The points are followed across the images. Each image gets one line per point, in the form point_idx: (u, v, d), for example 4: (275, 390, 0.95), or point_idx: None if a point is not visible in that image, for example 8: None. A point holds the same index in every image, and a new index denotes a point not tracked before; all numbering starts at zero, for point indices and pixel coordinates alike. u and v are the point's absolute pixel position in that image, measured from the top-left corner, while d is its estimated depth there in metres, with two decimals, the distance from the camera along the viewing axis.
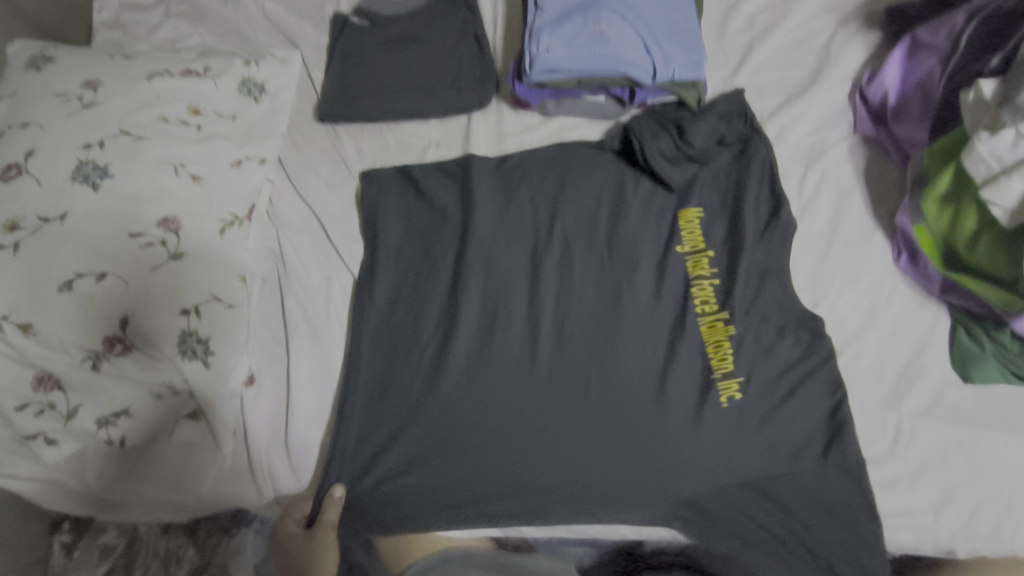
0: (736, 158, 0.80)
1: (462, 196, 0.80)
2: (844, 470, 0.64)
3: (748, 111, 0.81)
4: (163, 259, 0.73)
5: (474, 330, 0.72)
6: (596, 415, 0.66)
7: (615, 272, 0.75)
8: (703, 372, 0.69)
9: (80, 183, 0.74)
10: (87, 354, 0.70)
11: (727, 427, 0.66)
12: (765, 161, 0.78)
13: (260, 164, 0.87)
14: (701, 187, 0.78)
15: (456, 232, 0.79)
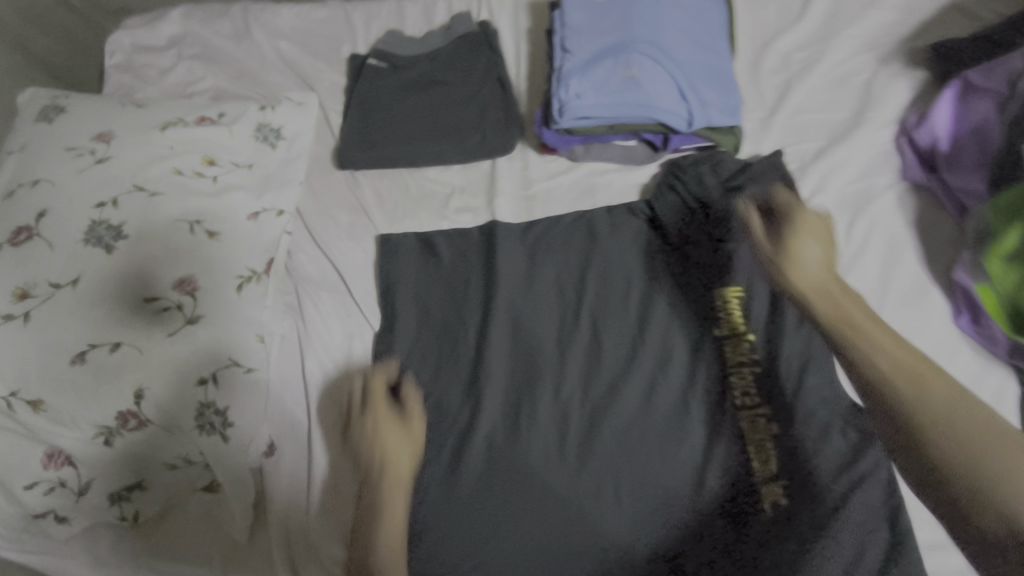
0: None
1: (488, 274, 0.79)
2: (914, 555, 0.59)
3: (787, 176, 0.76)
4: (179, 325, 0.70)
5: (499, 433, 0.71)
6: (627, 518, 0.65)
7: (648, 362, 0.72)
8: (742, 471, 0.66)
9: (93, 246, 0.70)
10: (99, 430, 0.66)
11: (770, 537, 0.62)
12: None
13: (277, 215, 0.83)
14: (739, 261, 0.74)
15: (478, 311, 0.78)
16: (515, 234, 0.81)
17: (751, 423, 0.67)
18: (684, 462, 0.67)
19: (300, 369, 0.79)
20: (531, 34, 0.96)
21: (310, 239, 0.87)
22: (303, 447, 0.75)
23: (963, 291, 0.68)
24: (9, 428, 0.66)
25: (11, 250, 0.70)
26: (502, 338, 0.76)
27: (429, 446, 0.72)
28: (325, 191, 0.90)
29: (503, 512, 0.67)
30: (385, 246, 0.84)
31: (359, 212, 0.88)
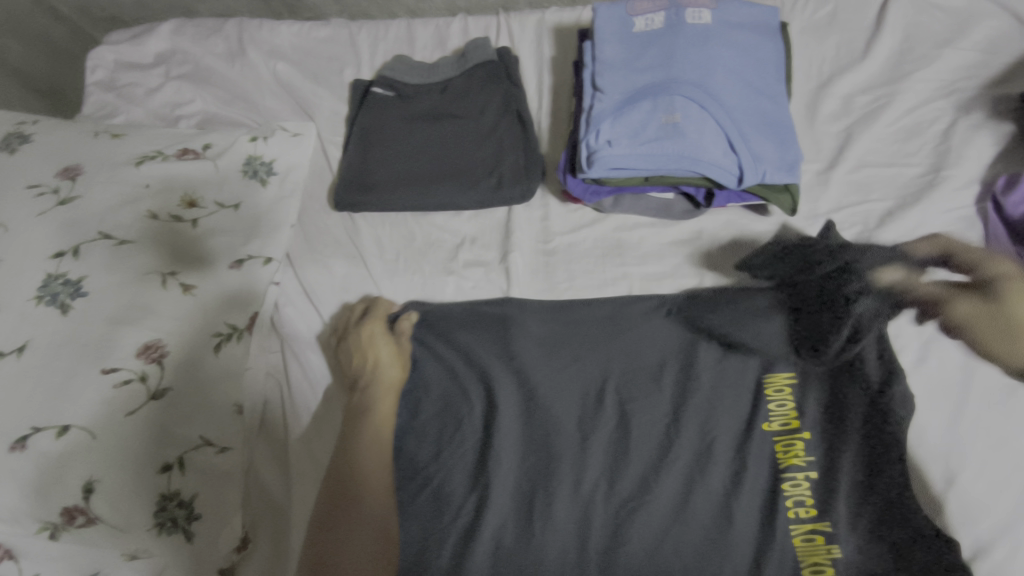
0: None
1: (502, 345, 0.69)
2: None
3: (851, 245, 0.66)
4: (142, 400, 0.60)
5: (510, 538, 0.61)
6: None
7: (684, 461, 0.62)
8: None
9: (47, 305, 0.62)
10: (44, 524, 0.56)
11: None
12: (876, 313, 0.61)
13: (265, 263, 0.73)
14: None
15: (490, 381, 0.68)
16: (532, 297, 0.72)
17: (812, 546, 0.56)
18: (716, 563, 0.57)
19: (284, 444, 0.70)
20: (555, 64, 0.87)
21: (301, 290, 0.77)
22: (282, 538, 0.66)
23: None
24: None
25: None
26: (514, 421, 0.66)
27: (427, 547, 0.62)
28: (320, 235, 0.80)
29: None
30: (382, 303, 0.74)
31: (356, 260, 0.78)
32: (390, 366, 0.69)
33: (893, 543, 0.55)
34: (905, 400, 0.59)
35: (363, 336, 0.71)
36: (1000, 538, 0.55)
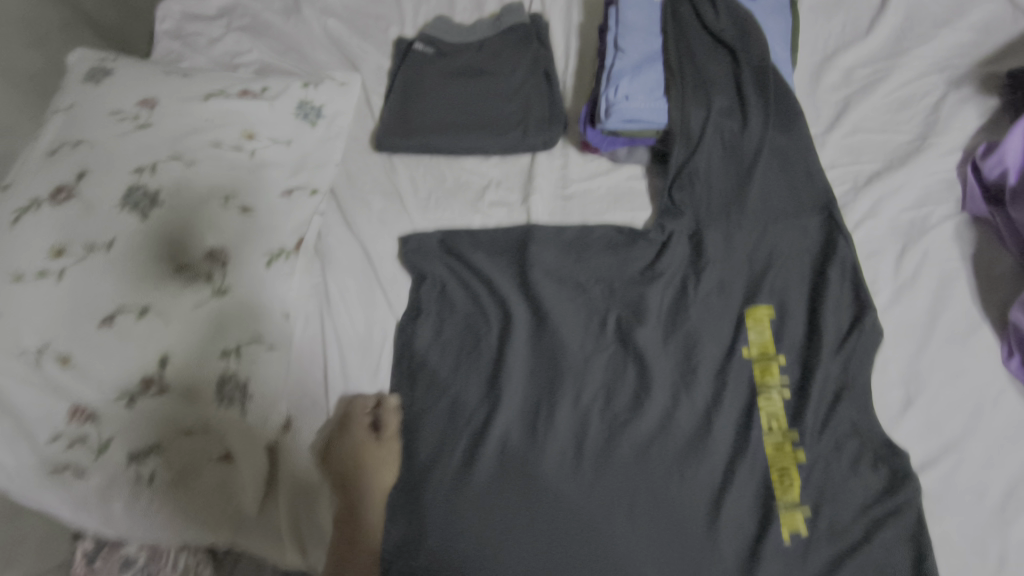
0: (816, 242, 0.72)
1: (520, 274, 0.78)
2: None
3: (833, 202, 0.73)
4: (206, 296, 0.70)
5: (515, 435, 0.70)
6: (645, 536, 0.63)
7: (672, 375, 0.70)
8: (764, 496, 0.64)
9: (129, 210, 0.71)
10: (122, 393, 0.66)
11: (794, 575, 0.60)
12: (847, 259, 0.70)
13: (311, 194, 0.83)
14: (782, 277, 0.71)
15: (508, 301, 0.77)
16: (549, 234, 0.79)
17: (779, 449, 0.65)
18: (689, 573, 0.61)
19: (320, 351, 0.78)
20: (582, 30, 0.94)
21: (341, 220, 0.86)
22: None
23: (1017, 331, 0.65)
24: (34, 385, 0.66)
25: (49, 208, 0.70)
26: (524, 340, 0.75)
27: (446, 439, 0.71)
28: (360, 174, 0.89)
29: (516, 521, 0.65)
30: (408, 243, 0.82)
31: (392, 197, 0.87)
32: (386, 472, 0.69)
33: (843, 447, 0.64)
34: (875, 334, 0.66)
35: (357, 447, 0.69)
36: (944, 453, 0.63)
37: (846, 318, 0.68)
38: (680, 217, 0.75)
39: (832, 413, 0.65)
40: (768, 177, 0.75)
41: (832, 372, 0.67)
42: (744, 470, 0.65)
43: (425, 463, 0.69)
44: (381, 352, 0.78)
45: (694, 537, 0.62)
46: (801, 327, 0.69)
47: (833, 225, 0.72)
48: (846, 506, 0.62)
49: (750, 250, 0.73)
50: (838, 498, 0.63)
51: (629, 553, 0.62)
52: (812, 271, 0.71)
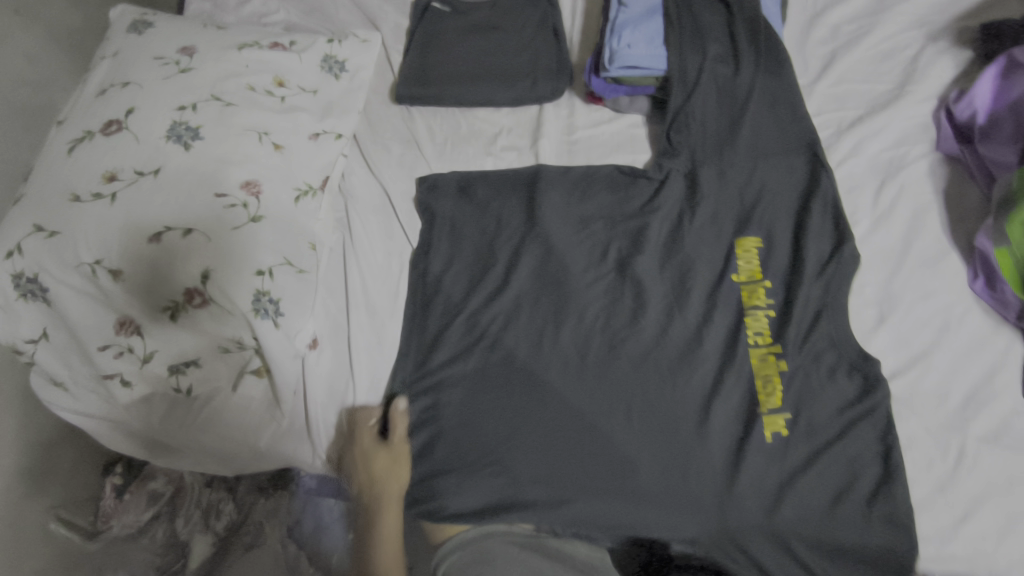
0: (801, 179, 0.79)
1: (529, 209, 0.84)
2: (890, 515, 0.64)
3: (816, 145, 0.80)
4: (243, 221, 0.76)
5: (523, 350, 0.77)
6: (638, 438, 0.70)
7: (667, 297, 0.77)
8: (749, 404, 0.71)
9: (174, 142, 0.77)
10: (169, 304, 0.73)
11: (774, 470, 0.67)
12: (829, 192, 0.76)
13: (336, 138, 0.90)
14: (769, 210, 0.78)
15: (517, 232, 0.84)
16: (557, 174, 0.86)
17: (764, 362, 0.71)
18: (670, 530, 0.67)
19: (342, 279, 0.84)
20: None
21: (362, 164, 0.93)
22: (341, 347, 0.82)
23: (982, 255, 0.71)
24: (91, 294, 0.74)
25: (102, 139, 0.77)
26: (531, 267, 0.81)
27: (462, 353, 0.78)
28: (381, 123, 0.96)
29: (525, 420, 0.73)
30: (424, 183, 0.88)
31: (411, 144, 0.94)
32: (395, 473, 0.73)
33: (822, 359, 0.71)
34: (854, 257, 0.73)
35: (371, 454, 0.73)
36: (913, 363, 0.69)
37: (829, 245, 0.75)
38: (676, 157, 0.82)
39: (813, 328, 0.72)
40: (758, 122, 0.82)
41: (814, 294, 0.73)
42: (732, 379, 0.71)
43: (445, 374, 0.77)
44: (399, 278, 0.86)
45: (683, 433, 0.70)
46: (786, 254, 0.76)
47: (817, 165, 0.79)
48: (824, 411, 0.69)
49: (742, 186, 0.79)
50: (817, 403, 0.69)
51: (625, 446, 0.70)
52: (797, 204, 0.78)
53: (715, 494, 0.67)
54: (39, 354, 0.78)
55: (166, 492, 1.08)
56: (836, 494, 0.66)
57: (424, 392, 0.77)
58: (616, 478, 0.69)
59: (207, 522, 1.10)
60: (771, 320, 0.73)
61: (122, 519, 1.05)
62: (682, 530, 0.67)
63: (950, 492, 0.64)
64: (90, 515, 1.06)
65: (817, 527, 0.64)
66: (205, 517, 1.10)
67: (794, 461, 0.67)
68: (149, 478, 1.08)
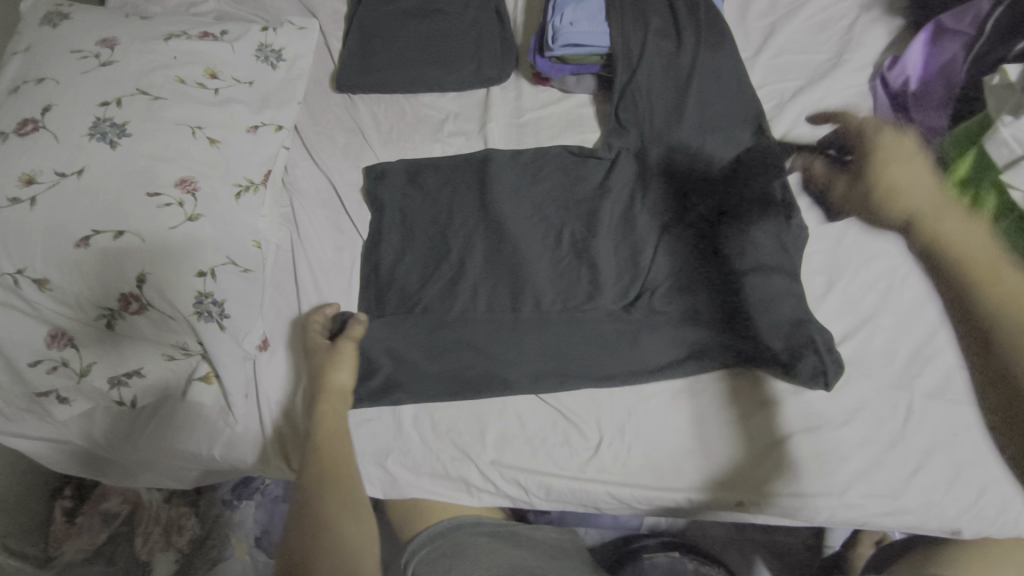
0: (747, 153, 0.80)
1: (481, 193, 0.83)
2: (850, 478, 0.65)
3: (761, 118, 0.81)
4: (179, 220, 0.72)
5: (488, 341, 0.74)
6: (605, 417, 0.71)
7: (622, 276, 0.77)
8: (712, 381, 0.71)
9: (97, 140, 0.72)
10: (103, 311, 0.69)
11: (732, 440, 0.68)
12: (775, 164, 0.77)
13: (276, 130, 0.86)
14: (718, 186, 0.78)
15: (473, 216, 0.82)
16: (507, 158, 0.84)
17: (724, 336, 0.71)
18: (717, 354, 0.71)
19: (292, 275, 0.82)
20: None
21: (306, 156, 0.90)
22: (294, 347, 0.79)
23: None
24: (17, 307, 0.70)
25: (16, 140, 0.71)
26: (485, 256, 0.80)
27: (419, 350, 0.75)
28: (323, 112, 0.93)
29: (495, 411, 0.72)
30: (372, 172, 0.86)
31: (356, 133, 0.91)
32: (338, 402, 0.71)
33: (775, 324, 0.70)
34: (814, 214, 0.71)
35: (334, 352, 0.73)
36: (862, 326, 0.71)
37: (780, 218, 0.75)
38: (626, 136, 0.82)
39: (763, 294, 0.71)
40: (706, 97, 0.82)
41: (769, 271, 0.73)
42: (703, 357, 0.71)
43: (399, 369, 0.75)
44: (352, 271, 0.83)
45: (654, 412, 0.70)
46: (740, 231, 0.75)
47: (760, 136, 0.80)
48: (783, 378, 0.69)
49: (696, 160, 0.79)
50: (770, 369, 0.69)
51: (596, 431, 0.70)
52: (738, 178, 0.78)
53: (691, 471, 0.67)
54: None
55: (120, 512, 1.05)
56: (797, 461, 0.66)
57: (380, 387, 0.74)
58: (588, 463, 0.69)
59: (170, 539, 1.05)
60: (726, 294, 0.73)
61: (74, 542, 1.02)
62: (649, 503, 0.68)
63: (903, 447, 0.65)
64: (39, 542, 1.03)
65: (775, 492, 0.65)
66: (167, 533, 1.05)
67: (760, 434, 0.68)
68: (101, 499, 1.04)
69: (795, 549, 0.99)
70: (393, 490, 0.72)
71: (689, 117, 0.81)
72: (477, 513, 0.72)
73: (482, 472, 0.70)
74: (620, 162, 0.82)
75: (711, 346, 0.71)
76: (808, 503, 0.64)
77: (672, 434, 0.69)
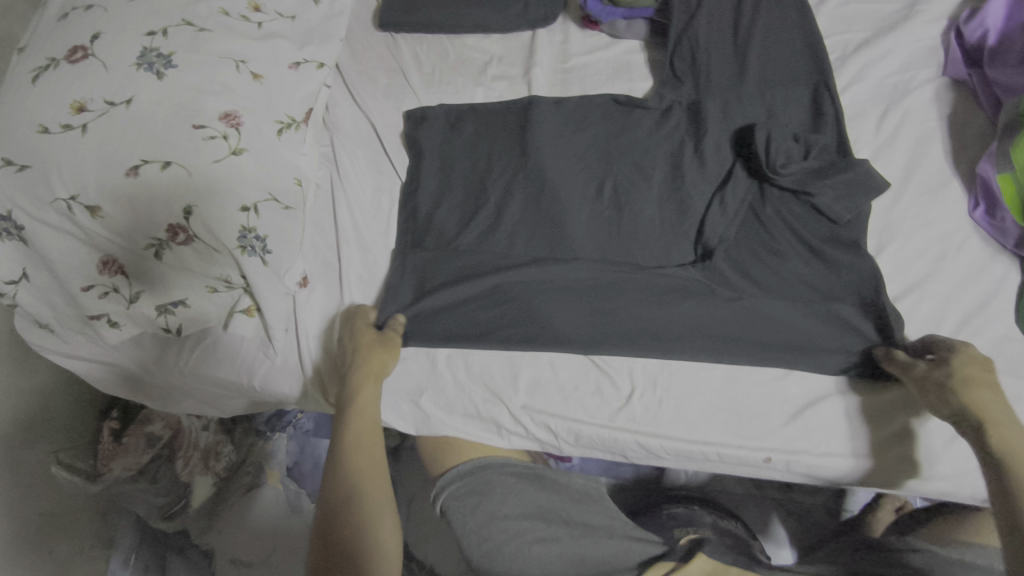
0: (808, 111, 0.78)
1: (522, 138, 0.81)
2: (881, 440, 0.66)
3: (825, 70, 0.78)
4: (224, 153, 0.71)
5: (538, 304, 0.74)
6: (637, 369, 0.71)
7: (661, 231, 0.76)
8: (760, 344, 0.69)
9: (145, 70, 0.72)
10: (151, 241, 0.71)
11: (763, 392, 0.69)
12: (837, 125, 0.75)
13: (318, 68, 0.85)
14: (776, 143, 0.73)
15: (514, 160, 0.81)
16: (550, 107, 0.83)
17: (760, 297, 0.71)
18: (730, 340, 0.70)
19: (331, 214, 0.83)
20: None
21: (346, 95, 0.89)
22: (333, 282, 0.81)
23: (983, 182, 0.72)
24: (70, 233, 0.72)
25: (67, 67, 0.72)
26: (524, 205, 0.79)
27: (453, 299, 0.75)
28: (364, 51, 0.92)
29: (528, 356, 0.73)
30: (412, 117, 0.86)
31: (397, 73, 0.90)
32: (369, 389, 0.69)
33: (802, 282, 0.71)
34: (873, 177, 0.71)
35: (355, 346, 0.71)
36: (911, 291, 0.70)
37: (848, 187, 0.71)
38: (680, 88, 0.81)
39: (809, 259, 0.72)
40: (766, 53, 0.81)
41: (820, 239, 0.72)
42: (763, 347, 0.69)
43: (434, 310, 0.75)
44: (390, 213, 0.83)
45: (686, 367, 0.70)
46: (793, 200, 0.74)
47: (824, 94, 0.77)
48: (808, 332, 0.69)
49: (754, 117, 0.78)
50: (824, 363, 0.67)
51: (628, 382, 0.71)
52: (796, 140, 0.75)
53: (721, 427, 0.68)
54: (22, 296, 0.77)
55: (163, 436, 1.07)
56: (825, 420, 0.67)
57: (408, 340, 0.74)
58: (619, 413, 0.70)
59: (208, 465, 1.08)
60: (770, 256, 0.72)
61: (122, 460, 1.03)
62: (673, 458, 0.70)
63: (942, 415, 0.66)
64: (90, 458, 1.05)
65: (798, 449, 0.66)
66: (204, 461, 1.08)
67: (793, 396, 0.68)
68: (146, 421, 1.07)
69: (814, 508, 0.99)
70: (426, 427, 0.74)
71: (755, 66, 0.80)
72: (506, 455, 0.75)
73: (513, 416, 0.72)
74: (671, 115, 0.80)
75: (752, 300, 0.71)
76: (831, 462, 0.66)
77: (705, 388, 0.69)
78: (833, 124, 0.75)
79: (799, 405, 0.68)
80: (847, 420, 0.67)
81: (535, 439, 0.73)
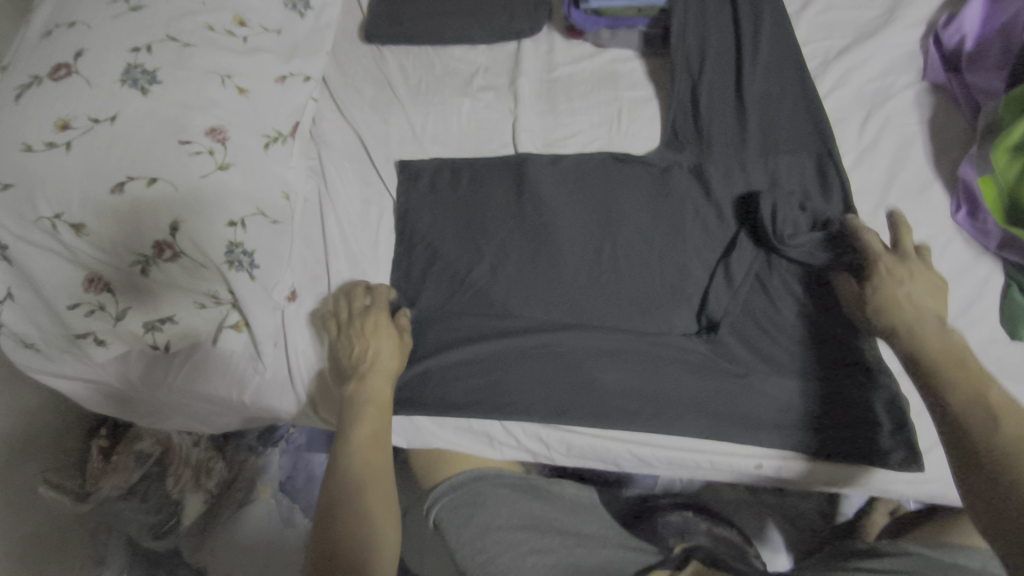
0: (814, 176, 0.78)
1: (519, 183, 0.81)
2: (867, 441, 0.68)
3: (819, 112, 0.79)
4: (210, 168, 0.71)
5: (537, 366, 0.72)
6: (640, 422, 0.70)
7: (663, 294, 0.76)
8: (767, 411, 0.70)
9: (129, 87, 0.72)
10: (138, 257, 0.71)
11: (766, 401, 0.70)
12: (843, 194, 0.75)
13: (304, 81, 0.85)
14: (782, 212, 0.74)
15: (511, 187, 0.82)
16: (548, 165, 0.82)
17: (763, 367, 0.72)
18: (734, 409, 0.70)
19: (319, 228, 0.82)
20: None
21: (333, 107, 0.90)
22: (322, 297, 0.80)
23: (965, 186, 0.73)
24: (54, 250, 0.72)
25: (50, 85, 0.71)
26: (523, 258, 0.78)
27: (453, 340, 0.75)
28: (351, 63, 0.92)
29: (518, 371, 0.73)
30: (406, 170, 0.84)
31: (384, 86, 0.90)
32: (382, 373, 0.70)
33: (779, 291, 0.75)
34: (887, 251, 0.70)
35: (367, 325, 0.71)
36: None
37: (857, 260, 0.71)
38: (682, 150, 0.81)
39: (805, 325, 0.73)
40: (767, 103, 0.81)
41: (824, 313, 0.73)
42: (766, 426, 0.69)
43: (434, 360, 0.74)
44: (379, 225, 0.83)
45: (673, 376, 0.71)
46: (799, 270, 0.75)
47: (829, 161, 0.77)
48: (812, 411, 0.70)
49: (757, 184, 0.78)
50: (828, 444, 0.68)
51: (621, 394, 0.71)
52: (801, 209, 0.76)
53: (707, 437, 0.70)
54: (6, 316, 0.76)
55: (153, 453, 1.03)
56: (808, 425, 0.69)
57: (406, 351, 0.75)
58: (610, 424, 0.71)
59: (200, 481, 1.07)
60: (776, 333, 0.73)
61: (110, 480, 0.99)
62: (666, 467, 0.73)
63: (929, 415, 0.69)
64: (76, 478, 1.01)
65: (785, 454, 0.69)
66: (196, 477, 1.07)
67: (771, 399, 0.70)
68: (135, 439, 1.03)
69: (806, 513, 0.99)
70: (417, 440, 0.75)
71: (743, 82, 0.82)
72: (499, 465, 0.75)
73: (506, 427, 0.73)
74: (674, 177, 0.80)
75: (757, 369, 0.72)
76: (817, 468, 0.69)
77: (694, 398, 0.71)
78: (839, 195, 0.76)
79: (789, 419, 0.70)
80: (840, 431, 0.69)
81: (531, 451, 0.74)
